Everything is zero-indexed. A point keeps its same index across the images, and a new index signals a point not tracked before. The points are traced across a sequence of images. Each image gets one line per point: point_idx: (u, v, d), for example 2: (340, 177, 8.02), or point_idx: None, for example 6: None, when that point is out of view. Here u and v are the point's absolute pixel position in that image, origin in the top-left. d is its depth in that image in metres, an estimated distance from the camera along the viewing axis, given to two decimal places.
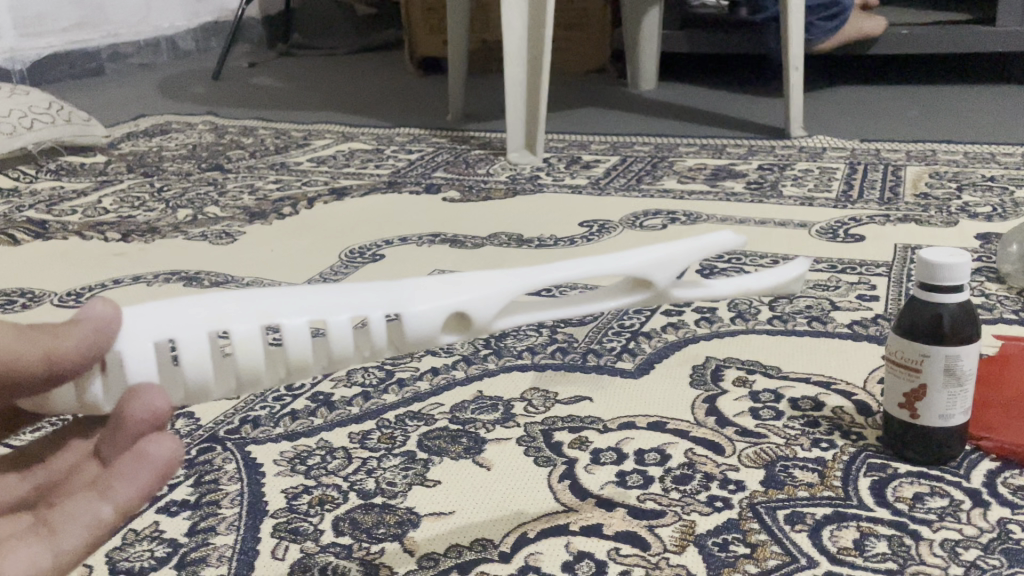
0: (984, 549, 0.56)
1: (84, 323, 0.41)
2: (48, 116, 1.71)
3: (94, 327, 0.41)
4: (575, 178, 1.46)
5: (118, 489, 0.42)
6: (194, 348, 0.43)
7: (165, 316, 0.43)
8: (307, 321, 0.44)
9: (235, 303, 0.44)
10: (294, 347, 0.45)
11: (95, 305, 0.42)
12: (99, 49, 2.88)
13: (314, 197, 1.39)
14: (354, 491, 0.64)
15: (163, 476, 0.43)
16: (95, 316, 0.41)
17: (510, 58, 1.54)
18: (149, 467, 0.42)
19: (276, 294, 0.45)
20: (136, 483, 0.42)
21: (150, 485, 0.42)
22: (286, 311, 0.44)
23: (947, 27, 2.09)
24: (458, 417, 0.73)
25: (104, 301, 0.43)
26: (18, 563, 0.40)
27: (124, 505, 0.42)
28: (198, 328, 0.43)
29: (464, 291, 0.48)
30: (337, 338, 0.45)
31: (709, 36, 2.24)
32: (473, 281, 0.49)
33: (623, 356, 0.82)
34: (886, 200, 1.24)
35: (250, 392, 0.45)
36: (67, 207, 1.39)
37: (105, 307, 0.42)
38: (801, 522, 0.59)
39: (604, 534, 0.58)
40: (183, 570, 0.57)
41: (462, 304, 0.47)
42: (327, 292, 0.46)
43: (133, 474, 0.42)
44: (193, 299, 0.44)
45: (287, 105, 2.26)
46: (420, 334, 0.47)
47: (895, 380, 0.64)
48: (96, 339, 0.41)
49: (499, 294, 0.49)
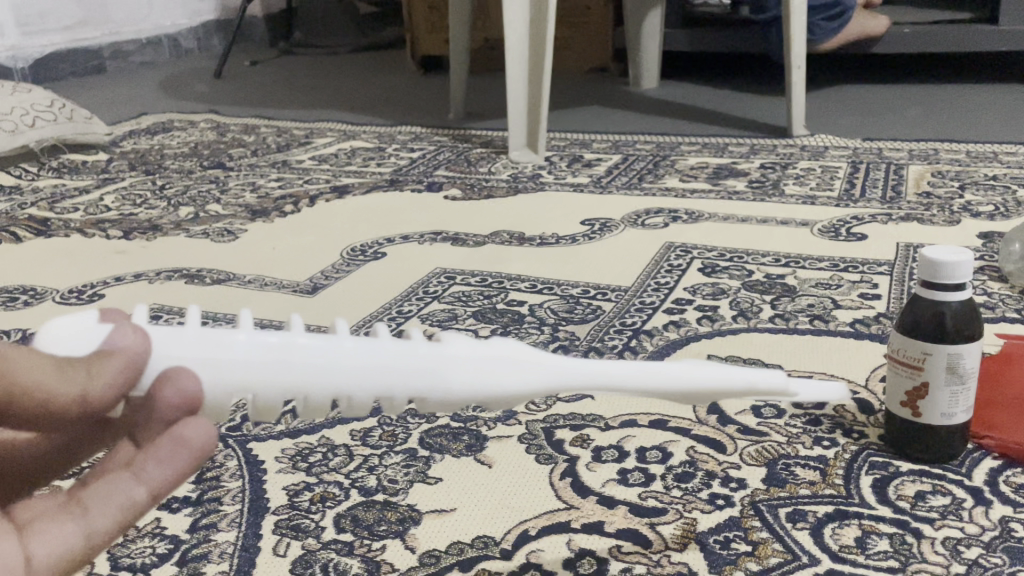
0: (986, 547, 0.56)
1: (116, 363, 0.36)
2: (51, 114, 1.71)
3: (126, 361, 0.36)
4: (577, 176, 1.46)
5: (153, 471, 0.38)
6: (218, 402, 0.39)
7: (196, 352, 0.38)
8: (331, 394, 0.40)
9: (265, 363, 0.39)
10: (308, 409, 0.40)
11: (124, 334, 0.37)
12: (102, 47, 2.88)
13: (317, 195, 1.40)
14: (355, 488, 0.64)
15: (201, 459, 0.39)
16: (127, 354, 0.36)
17: (512, 56, 1.54)
18: (186, 451, 0.38)
19: (304, 352, 0.39)
20: (172, 466, 0.38)
21: (185, 468, 0.39)
22: (309, 381, 0.39)
23: (950, 26, 2.08)
24: (459, 415, 0.73)
25: (132, 329, 0.37)
26: (49, 545, 0.36)
27: (158, 487, 0.38)
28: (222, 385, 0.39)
29: (507, 377, 0.41)
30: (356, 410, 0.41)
31: (712, 34, 2.23)
32: (519, 365, 0.41)
33: (625, 354, 0.82)
34: (888, 199, 1.24)
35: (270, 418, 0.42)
36: (69, 204, 1.39)
37: (135, 337, 0.37)
38: (802, 520, 0.59)
39: (605, 531, 0.58)
40: (184, 566, 0.57)
41: (499, 391, 0.41)
42: (363, 358, 0.40)
43: (169, 457, 0.38)
44: (227, 339, 0.39)
45: (290, 103, 2.26)
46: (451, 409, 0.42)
47: (897, 378, 0.64)
48: (128, 375, 0.36)
49: (554, 383, 0.42)
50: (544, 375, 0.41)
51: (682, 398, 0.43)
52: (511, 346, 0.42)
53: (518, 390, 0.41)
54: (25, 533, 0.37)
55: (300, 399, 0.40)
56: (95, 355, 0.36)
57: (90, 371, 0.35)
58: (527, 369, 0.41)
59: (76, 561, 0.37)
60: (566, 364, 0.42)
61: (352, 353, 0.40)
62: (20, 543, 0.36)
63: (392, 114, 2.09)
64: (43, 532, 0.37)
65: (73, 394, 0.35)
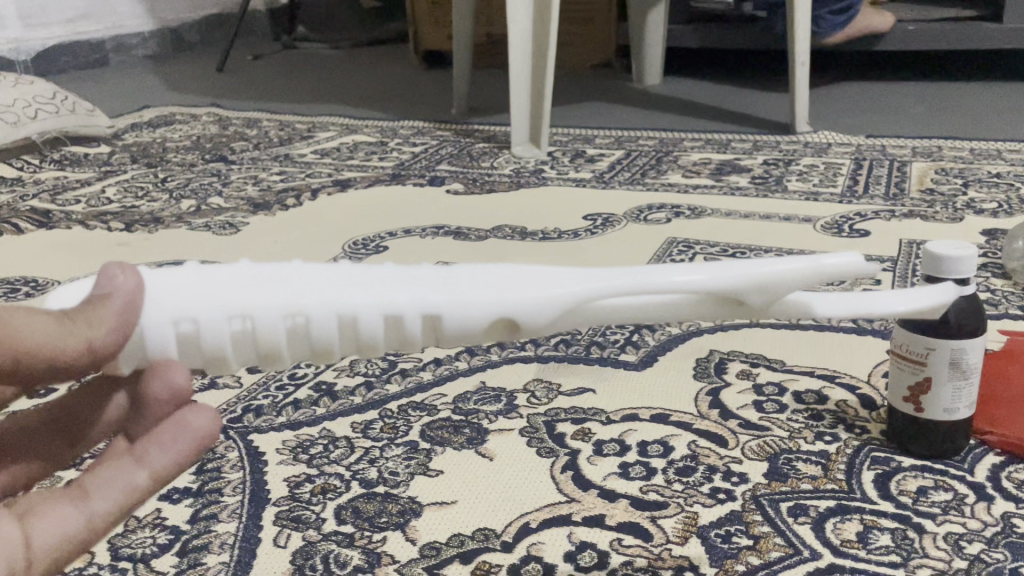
0: (988, 542, 0.55)
1: (114, 301, 0.39)
2: (53, 106, 1.71)
3: (125, 302, 0.39)
4: (579, 171, 1.45)
5: (156, 455, 0.44)
6: (213, 330, 0.41)
7: (189, 285, 0.41)
8: (336, 316, 0.41)
9: (261, 287, 0.41)
10: (314, 338, 0.42)
11: (115, 275, 0.40)
12: (104, 40, 2.88)
13: (319, 188, 1.40)
14: (355, 480, 0.64)
15: (198, 448, 0.45)
16: (122, 289, 0.40)
17: (516, 49, 1.53)
18: (188, 438, 0.44)
19: (306, 278, 0.42)
20: (173, 451, 0.44)
21: (184, 454, 0.44)
22: (310, 303, 0.41)
23: (955, 23, 2.08)
24: (460, 408, 0.73)
25: (122, 271, 0.40)
26: (52, 527, 0.40)
27: (159, 472, 0.44)
28: (217, 311, 0.41)
29: (523, 294, 0.43)
30: (366, 334, 0.42)
31: (715, 30, 2.23)
32: (531, 279, 0.44)
33: (626, 349, 0.82)
34: (892, 196, 1.24)
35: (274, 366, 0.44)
36: (71, 196, 1.39)
37: (127, 276, 0.40)
38: (804, 515, 0.59)
39: (607, 525, 0.58)
40: (184, 557, 0.57)
41: (517, 306, 0.43)
42: (364, 279, 0.42)
43: (172, 443, 0.44)
44: (219, 274, 0.42)
45: (292, 97, 2.26)
46: (466, 337, 0.43)
47: (898, 372, 0.64)
48: (126, 316, 0.39)
49: (575, 294, 0.44)
50: (566, 289, 0.44)
51: (714, 300, 0.46)
52: (514, 267, 0.45)
53: (537, 301, 0.43)
54: (27, 520, 0.40)
55: (306, 324, 0.42)
56: (93, 303, 0.39)
57: (90, 322, 0.38)
58: (544, 283, 0.44)
59: (75, 545, 0.41)
60: (587, 279, 0.44)
61: (355, 277, 0.42)
62: (25, 528, 0.40)
63: (395, 108, 2.09)
64: (47, 518, 0.40)
65: (81, 344, 0.38)
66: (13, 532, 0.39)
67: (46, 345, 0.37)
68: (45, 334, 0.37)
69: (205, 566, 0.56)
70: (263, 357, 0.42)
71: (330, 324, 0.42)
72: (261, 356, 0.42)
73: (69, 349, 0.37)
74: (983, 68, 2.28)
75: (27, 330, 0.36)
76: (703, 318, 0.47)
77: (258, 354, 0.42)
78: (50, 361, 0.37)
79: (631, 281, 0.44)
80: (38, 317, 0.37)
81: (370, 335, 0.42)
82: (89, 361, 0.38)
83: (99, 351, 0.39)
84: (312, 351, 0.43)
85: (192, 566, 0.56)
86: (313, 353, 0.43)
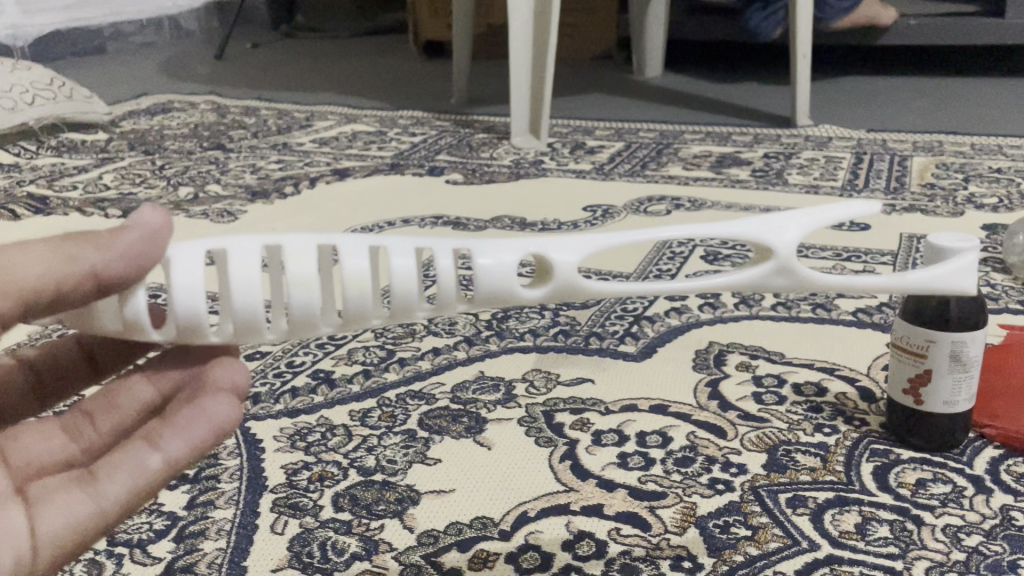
0: (987, 535, 0.55)
1: (133, 229, 0.44)
2: (50, 92, 1.70)
3: (143, 230, 0.44)
4: (579, 162, 1.45)
5: (169, 440, 0.43)
6: (244, 254, 0.45)
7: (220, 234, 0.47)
8: (364, 245, 0.47)
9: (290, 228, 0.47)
10: (348, 270, 0.46)
11: (144, 212, 0.45)
12: (102, 27, 2.86)
13: (317, 177, 1.39)
14: (354, 468, 0.64)
15: (217, 436, 0.45)
16: (144, 224, 0.44)
17: (517, 38, 1.52)
18: (206, 421, 0.44)
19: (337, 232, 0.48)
20: (190, 435, 0.44)
21: (202, 442, 0.44)
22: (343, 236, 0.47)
23: (957, 19, 2.07)
24: (459, 397, 0.73)
25: (150, 209, 0.46)
26: (59, 515, 0.40)
27: (174, 456, 0.43)
28: (251, 242, 0.46)
29: (548, 243, 0.49)
30: (398, 266, 0.47)
31: (716, 24, 2.22)
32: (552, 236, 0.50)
33: (626, 340, 0.82)
34: (892, 189, 1.24)
35: (303, 330, 0.47)
36: (68, 183, 1.38)
37: (154, 215, 0.45)
38: (802, 506, 0.59)
39: (605, 514, 0.58)
40: (180, 543, 0.57)
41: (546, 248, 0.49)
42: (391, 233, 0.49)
43: (189, 427, 0.44)
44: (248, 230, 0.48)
45: (291, 86, 2.25)
46: (492, 288, 0.48)
47: (899, 366, 0.64)
48: (142, 246, 0.44)
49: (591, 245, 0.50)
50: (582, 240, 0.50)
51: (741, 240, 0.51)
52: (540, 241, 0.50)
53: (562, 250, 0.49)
54: (37, 508, 0.40)
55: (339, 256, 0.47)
56: (113, 233, 0.43)
57: (100, 246, 0.43)
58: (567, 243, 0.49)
59: (84, 531, 0.41)
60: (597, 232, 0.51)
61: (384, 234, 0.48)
62: (34, 517, 0.40)
63: (393, 98, 2.08)
64: (55, 504, 0.40)
65: (85, 270, 0.42)
66: (21, 518, 0.39)
67: (49, 274, 0.41)
68: (46, 266, 0.41)
69: (201, 553, 0.56)
70: (292, 296, 0.45)
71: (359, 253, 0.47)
72: (292, 294, 0.45)
73: (72, 275, 0.42)
74: (983, 63, 2.28)
75: (28, 263, 0.40)
76: (755, 278, 0.52)
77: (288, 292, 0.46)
78: (57, 290, 0.41)
79: (652, 231, 0.50)
80: (44, 247, 0.41)
81: (401, 272, 0.47)
82: (95, 286, 0.43)
83: (104, 276, 0.43)
84: (346, 293, 0.46)
85: (188, 551, 0.56)
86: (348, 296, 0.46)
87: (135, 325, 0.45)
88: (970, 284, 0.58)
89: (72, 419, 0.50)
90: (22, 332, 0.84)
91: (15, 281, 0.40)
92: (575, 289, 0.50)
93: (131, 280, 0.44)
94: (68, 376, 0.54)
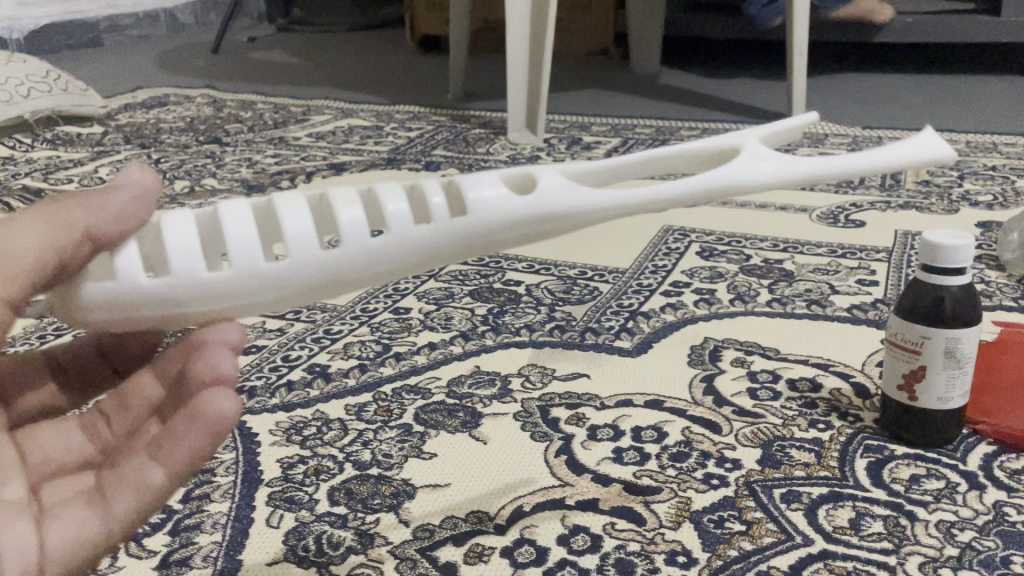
0: (980, 530, 0.56)
1: (126, 191, 0.44)
2: (46, 85, 1.69)
3: (137, 192, 0.45)
4: (575, 158, 1.45)
5: (169, 451, 0.41)
6: (232, 206, 0.46)
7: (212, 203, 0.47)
8: (355, 192, 0.48)
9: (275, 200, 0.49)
10: (338, 204, 0.47)
11: (133, 172, 0.46)
12: (98, 20, 2.85)
13: (314, 171, 1.39)
14: (349, 462, 0.64)
15: (218, 437, 0.42)
16: (134, 184, 0.45)
17: (514, 33, 1.52)
18: (201, 428, 0.41)
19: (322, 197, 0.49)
20: (188, 445, 0.41)
21: (203, 446, 0.41)
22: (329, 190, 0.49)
23: (954, 16, 2.07)
24: (455, 391, 0.73)
25: (138, 170, 0.46)
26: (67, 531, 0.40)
27: (175, 469, 0.41)
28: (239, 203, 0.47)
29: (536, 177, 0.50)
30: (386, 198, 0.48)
31: (712, 19, 2.22)
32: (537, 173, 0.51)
33: (621, 335, 0.82)
34: (887, 186, 1.24)
35: (308, 271, 0.46)
36: (64, 176, 1.38)
37: (143, 175, 0.46)
38: (797, 501, 0.59)
39: (599, 509, 0.58)
40: (175, 536, 0.57)
41: (533, 173, 0.50)
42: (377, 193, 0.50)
43: (186, 436, 0.41)
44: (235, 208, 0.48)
45: (289, 80, 2.25)
46: (492, 218, 0.48)
47: (894, 361, 0.64)
48: (135, 208, 0.44)
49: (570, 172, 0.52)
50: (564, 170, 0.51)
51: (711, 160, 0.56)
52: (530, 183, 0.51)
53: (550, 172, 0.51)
54: (46, 523, 0.40)
55: (329, 199, 0.48)
56: (103, 193, 0.44)
57: (92, 208, 0.43)
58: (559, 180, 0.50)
59: (96, 546, 0.41)
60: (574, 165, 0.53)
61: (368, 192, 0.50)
62: (42, 533, 0.40)
63: (390, 92, 2.08)
64: (65, 521, 0.40)
65: (81, 234, 0.42)
66: (28, 533, 0.39)
67: (50, 243, 0.41)
68: (42, 231, 0.41)
69: (197, 546, 0.56)
70: (287, 228, 0.45)
71: (346, 194, 0.48)
72: (286, 226, 0.45)
73: (72, 240, 0.42)
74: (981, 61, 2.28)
75: (28, 238, 0.40)
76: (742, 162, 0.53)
77: (284, 233, 0.45)
78: (60, 258, 0.41)
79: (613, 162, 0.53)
80: (36, 220, 0.41)
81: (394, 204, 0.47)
82: (92, 249, 0.43)
83: (99, 238, 0.43)
84: (340, 220, 0.46)
85: (184, 545, 0.56)
86: (341, 219, 0.46)
87: (131, 284, 0.44)
88: (944, 149, 0.55)
89: (90, 419, 0.50)
90: (18, 326, 0.84)
91: (23, 256, 0.40)
92: (569, 198, 0.49)
93: (126, 235, 0.44)
94: (92, 379, 0.55)
